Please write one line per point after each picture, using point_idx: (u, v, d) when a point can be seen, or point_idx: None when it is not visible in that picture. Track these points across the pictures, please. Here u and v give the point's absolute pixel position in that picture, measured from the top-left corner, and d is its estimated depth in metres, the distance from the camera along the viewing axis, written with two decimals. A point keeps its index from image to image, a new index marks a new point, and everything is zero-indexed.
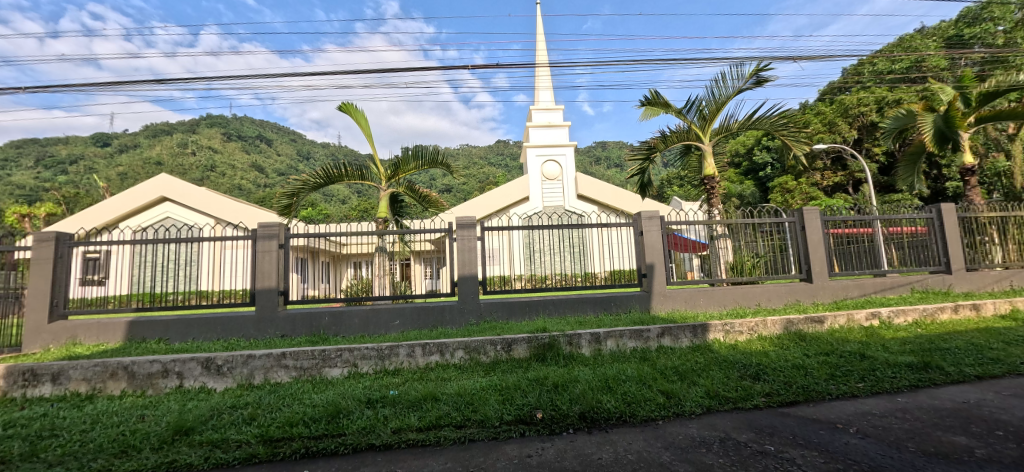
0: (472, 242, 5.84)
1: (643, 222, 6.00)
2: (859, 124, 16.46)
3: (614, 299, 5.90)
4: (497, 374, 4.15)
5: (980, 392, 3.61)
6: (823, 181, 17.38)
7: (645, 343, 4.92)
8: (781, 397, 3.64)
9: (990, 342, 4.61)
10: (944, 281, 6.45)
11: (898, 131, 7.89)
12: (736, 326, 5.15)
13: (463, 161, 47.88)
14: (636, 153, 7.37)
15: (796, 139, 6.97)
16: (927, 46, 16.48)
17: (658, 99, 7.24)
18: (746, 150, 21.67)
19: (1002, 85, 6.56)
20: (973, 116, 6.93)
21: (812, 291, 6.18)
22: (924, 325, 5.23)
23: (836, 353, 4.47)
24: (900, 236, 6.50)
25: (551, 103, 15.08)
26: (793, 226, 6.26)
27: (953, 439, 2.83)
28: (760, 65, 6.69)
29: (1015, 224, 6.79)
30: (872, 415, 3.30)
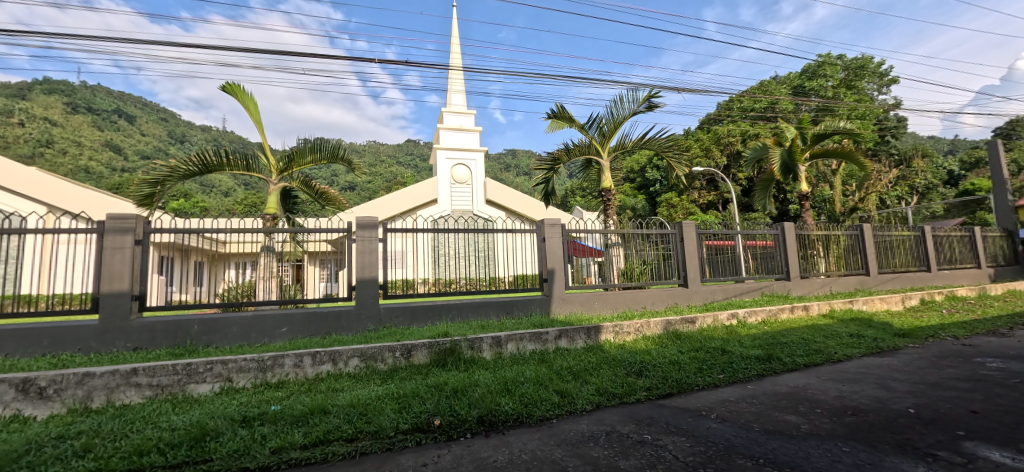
0: (372, 243, 5.51)
1: (547, 229, 6.24)
2: (728, 152, 19.14)
3: (516, 303, 6.01)
4: (394, 382, 3.94)
5: (807, 378, 4.38)
6: (700, 199, 19.86)
7: (544, 345, 5.11)
8: (659, 390, 4.02)
9: (815, 336, 5.64)
10: (785, 286, 7.71)
11: (756, 160, 9.26)
12: (625, 327, 5.59)
13: (370, 158, 45.46)
14: (542, 163, 7.70)
15: (679, 161, 7.83)
16: (779, 91, 19.83)
17: (563, 113, 7.64)
18: (640, 167, 23.92)
19: (829, 129, 8.09)
20: (809, 152, 8.44)
21: (687, 295, 6.97)
22: (769, 323, 6.22)
23: (704, 350, 5.09)
24: (755, 247, 7.66)
25: (463, 107, 15.05)
26: (674, 238, 7.04)
27: (787, 418, 3.37)
28: (653, 91, 7.40)
29: (834, 241, 8.40)
30: (729, 401, 3.80)
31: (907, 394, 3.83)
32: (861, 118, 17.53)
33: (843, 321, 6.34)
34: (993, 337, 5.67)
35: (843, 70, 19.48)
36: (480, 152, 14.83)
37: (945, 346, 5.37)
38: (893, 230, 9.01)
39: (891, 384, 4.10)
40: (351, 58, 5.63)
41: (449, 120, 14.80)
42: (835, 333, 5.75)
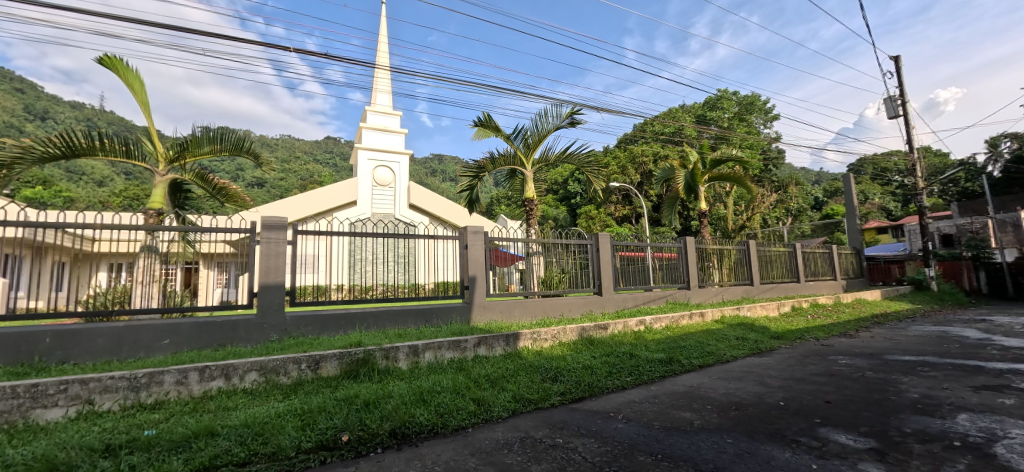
0: (280, 246, 5.06)
1: (470, 236, 6.21)
2: (642, 170, 20.78)
3: (436, 311, 5.88)
4: (298, 396, 3.62)
5: (701, 377, 4.84)
6: (615, 212, 21.26)
7: (462, 353, 5.05)
8: (572, 394, 4.17)
9: (708, 339, 6.27)
10: (685, 295, 8.49)
11: (664, 180, 10.13)
12: (542, 334, 5.74)
13: (282, 153, 41.99)
14: (467, 170, 7.70)
15: (598, 176, 8.30)
16: (686, 119, 22.04)
17: (489, 122, 7.73)
18: (562, 180, 25.06)
19: (724, 156, 9.13)
20: (708, 174, 9.44)
21: (601, 303, 7.39)
22: (671, 328, 6.80)
23: (614, 354, 5.41)
24: (662, 259, 8.33)
25: (389, 107, 14.53)
26: (591, 248, 7.41)
27: (682, 415, 3.67)
28: (575, 109, 7.80)
29: (726, 255, 9.44)
30: (634, 402, 4.05)
31: (779, 389, 4.40)
32: (750, 148, 20.08)
33: (731, 325, 7.13)
34: (842, 338, 6.77)
35: (736, 105, 22.26)
36: (405, 155, 14.41)
37: (809, 346, 6.28)
38: (772, 246, 10.37)
39: (767, 380, 4.69)
40: (263, 44, 5.19)
41: (372, 119, 14.13)
42: (725, 337, 6.44)
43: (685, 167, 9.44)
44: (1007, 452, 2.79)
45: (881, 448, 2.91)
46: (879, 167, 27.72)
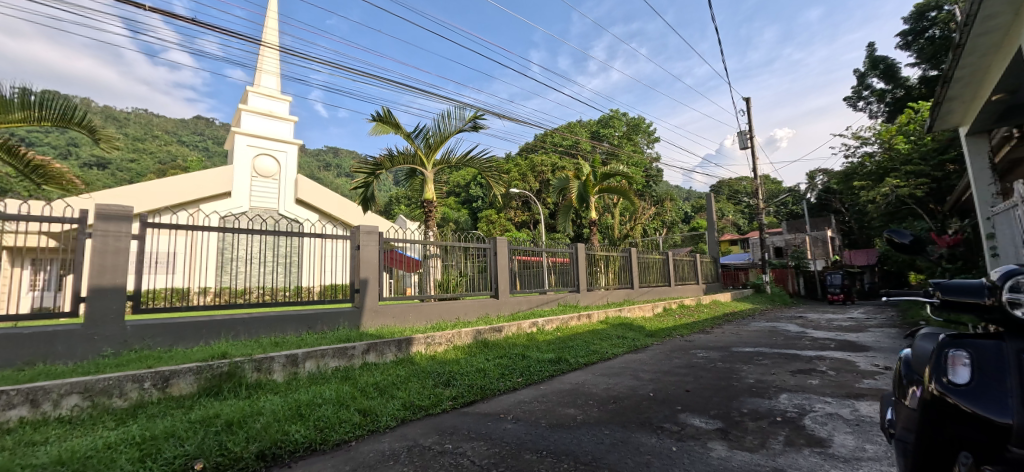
0: (123, 241, 4.23)
1: (363, 236, 5.87)
2: (541, 179, 21.81)
3: (321, 316, 5.41)
4: (138, 422, 3.01)
5: (586, 375, 5.20)
6: (515, 217, 21.98)
7: (349, 361, 4.72)
8: (464, 398, 4.15)
9: (594, 339, 6.78)
10: (575, 297, 9.08)
11: (560, 189, 10.74)
12: (436, 338, 5.67)
13: (134, 130, 35.30)
14: (362, 166, 7.31)
15: (498, 181, 8.48)
16: (582, 133, 23.74)
17: (389, 119, 7.44)
18: (466, 183, 25.17)
19: (612, 171, 10.04)
20: (598, 186, 10.26)
21: (497, 306, 7.53)
22: (562, 329, 7.21)
23: (508, 356, 5.56)
24: (556, 264, 8.81)
25: (274, 90, 12.98)
26: (490, 252, 7.54)
27: (568, 412, 3.89)
28: (477, 113, 7.90)
29: (612, 261, 10.31)
30: (524, 402, 4.18)
31: (649, 381, 4.92)
32: (635, 165, 22.36)
33: (613, 325, 7.80)
34: (701, 334, 7.84)
35: (625, 125, 24.67)
36: (295, 146, 13.13)
37: (675, 342, 7.15)
38: (649, 253, 11.61)
39: (640, 374, 5.22)
40: None
41: (253, 102, 12.50)
42: (608, 336, 7.02)
43: (579, 179, 10.13)
44: (811, 423, 3.49)
45: (725, 427, 3.42)
46: (733, 189, 32.99)
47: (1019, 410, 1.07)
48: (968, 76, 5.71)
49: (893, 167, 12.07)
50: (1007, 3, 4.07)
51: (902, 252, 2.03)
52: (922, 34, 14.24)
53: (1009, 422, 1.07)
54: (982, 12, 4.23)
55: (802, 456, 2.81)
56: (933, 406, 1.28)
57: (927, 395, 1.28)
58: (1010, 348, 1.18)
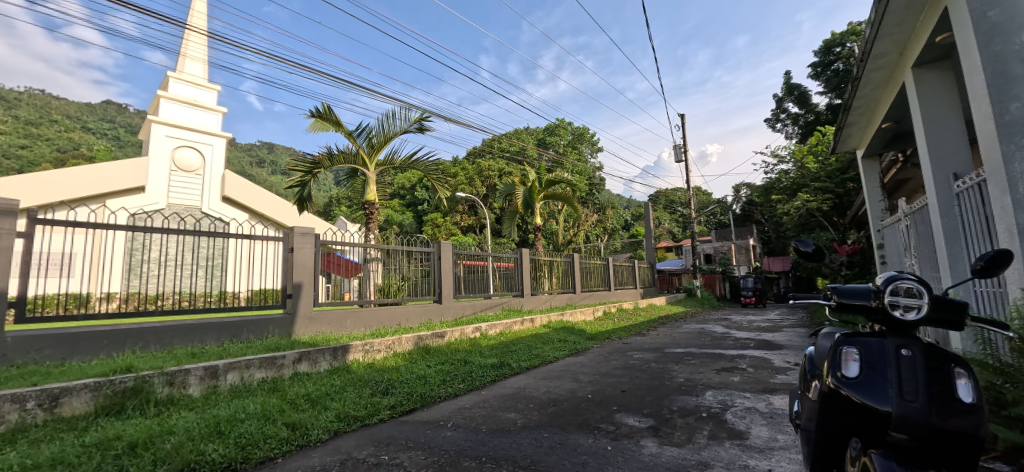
0: (5, 239, 3.64)
1: (297, 238, 5.56)
2: (488, 183, 21.92)
3: (247, 324, 5.01)
4: (15, 449, 2.61)
5: (528, 379, 5.27)
6: (461, 221, 21.88)
7: (278, 371, 4.43)
8: (402, 407, 4.03)
9: (536, 343, 6.90)
10: (519, 302, 9.19)
11: (507, 195, 10.85)
12: (375, 345, 5.50)
13: (25, 112, 30.90)
14: (298, 164, 6.92)
15: (443, 185, 8.39)
16: (529, 140, 24.18)
17: (330, 115, 7.12)
18: (411, 186, 24.75)
19: (557, 178, 10.32)
20: (542, 193, 10.50)
21: (440, 311, 7.43)
22: (505, 334, 7.27)
23: (449, 362, 5.51)
24: (501, 268, 8.88)
25: (199, 78, 12.07)
26: (433, 256, 7.44)
27: (508, 416, 3.91)
28: (423, 115, 7.79)
29: (555, 266, 10.56)
30: (465, 408, 4.14)
31: (588, 383, 5.09)
32: (579, 173, 23.15)
33: (555, 329, 7.98)
34: (637, 336, 8.24)
35: (570, 135, 25.48)
36: (223, 139, 12.13)
37: (614, 344, 7.47)
38: (591, 259, 12.03)
39: (580, 377, 5.38)
40: None
41: (173, 88, 11.56)
42: (550, 340, 7.17)
43: (524, 185, 10.31)
44: (732, 417, 3.78)
45: (656, 425, 3.61)
46: (668, 199, 35.09)
47: (898, 399, 1.36)
48: (863, 106, 6.53)
49: (804, 184, 13.47)
50: (894, 45, 4.71)
51: (805, 260, 2.29)
52: (829, 66, 16.04)
53: (889, 410, 1.36)
54: (874, 51, 4.85)
55: (724, 448, 3.04)
56: (831, 397, 1.54)
57: (826, 389, 1.55)
58: (888, 345, 1.50)
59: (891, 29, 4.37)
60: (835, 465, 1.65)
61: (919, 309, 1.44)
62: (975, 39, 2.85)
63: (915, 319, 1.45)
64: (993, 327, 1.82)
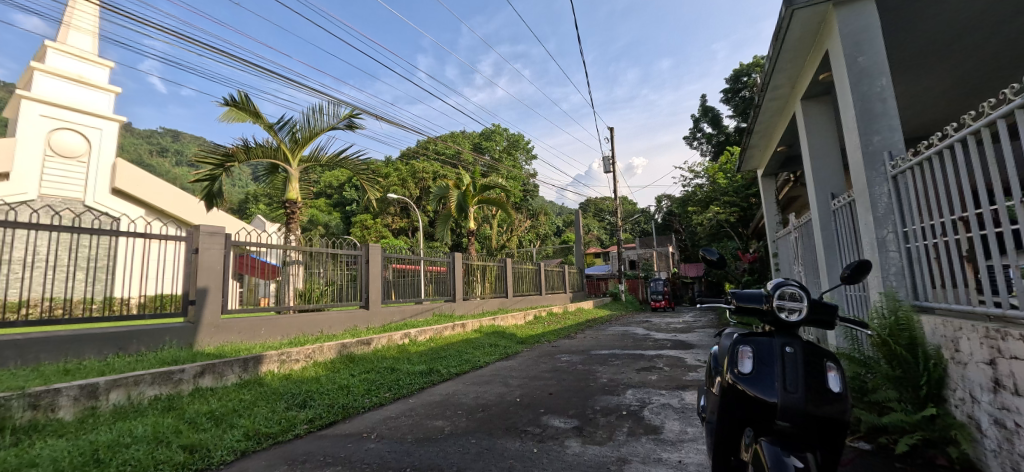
0: None
1: (204, 238, 5.03)
2: (422, 185, 21.52)
3: (138, 334, 4.42)
4: None
5: (457, 384, 5.23)
6: (393, 223, 21.23)
7: (175, 388, 3.96)
8: (321, 420, 3.78)
9: (467, 348, 6.88)
10: (451, 306, 9.10)
11: (441, 198, 10.75)
12: (293, 355, 5.14)
13: None
14: (208, 156, 6.26)
15: (373, 186, 8.10)
16: (465, 144, 24.16)
17: (247, 105, 6.56)
18: (340, 185, 23.85)
19: (491, 183, 10.42)
20: (476, 197, 10.53)
21: (368, 317, 7.12)
22: (435, 339, 7.16)
23: (375, 370, 5.30)
24: (432, 273, 8.75)
25: (85, 51, 10.48)
26: (361, 259, 7.12)
27: (436, 424, 3.85)
28: (353, 112, 7.47)
29: (488, 271, 10.61)
30: (390, 418, 4.00)
31: (517, 387, 5.18)
32: (514, 179, 23.56)
33: (486, 334, 8.02)
34: (565, 339, 8.54)
35: (506, 140, 25.89)
36: (116, 123, 10.69)
37: (543, 348, 7.67)
38: (523, 263, 12.26)
39: (509, 381, 5.45)
40: None
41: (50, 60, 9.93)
42: (480, 345, 7.19)
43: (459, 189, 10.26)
44: (649, 413, 4.06)
45: (580, 425, 3.76)
46: (598, 208, 36.90)
47: (782, 391, 1.56)
48: (762, 131, 7.38)
49: (715, 197, 14.88)
50: (787, 79, 5.40)
51: (711, 268, 2.55)
52: (737, 93, 17.89)
53: (774, 400, 1.56)
54: (772, 84, 5.52)
55: (640, 443, 3.25)
56: (729, 390, 1.72)
57: (725, 383, 1.74)
58: (775, 344, 1.71)
59: (786, 65, 4.99)
60: (734, 455, 1.85)
61: (800, 311, 1.67)
62: (847, 80, 3.43)
63: (797, 320, 1.68)
64: (860, 328, 2.14)
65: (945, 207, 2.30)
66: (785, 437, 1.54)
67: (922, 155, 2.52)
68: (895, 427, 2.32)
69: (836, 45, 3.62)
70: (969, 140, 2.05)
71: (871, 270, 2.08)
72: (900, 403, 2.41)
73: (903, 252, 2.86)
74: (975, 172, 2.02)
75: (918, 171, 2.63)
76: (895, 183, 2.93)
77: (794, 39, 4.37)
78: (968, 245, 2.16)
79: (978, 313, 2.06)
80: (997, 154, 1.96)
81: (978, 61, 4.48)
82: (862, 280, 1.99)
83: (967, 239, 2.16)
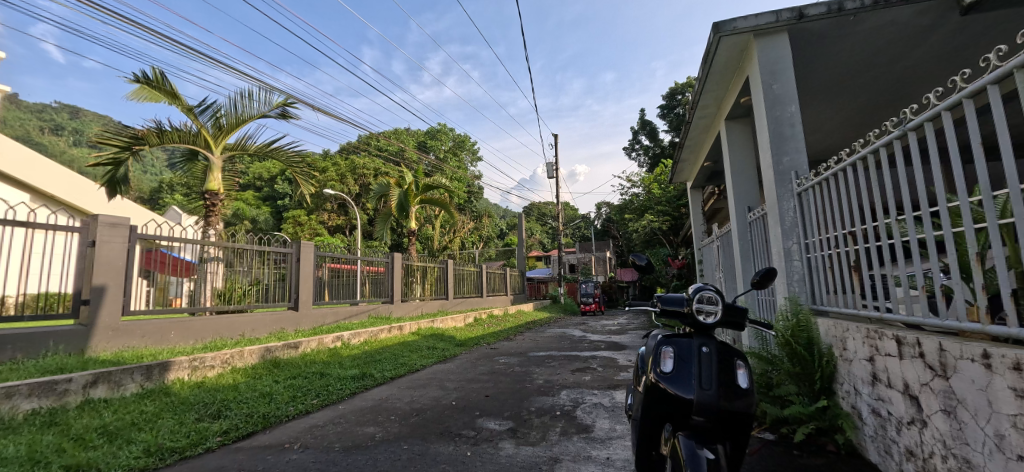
0: None
1: (103, 230, 4.48)
2: (361, 182, 20.72)
3: (14, 339, 3.83)
4: None
5: (391, 389, 5.09)
6: (329, 221, 20.21)
7: (59, 400, 3.47)
8: (238, 432, 3.50)
9: (403, 351, 6.72)
10: (388, 308, 8.85)
11: (381, 195, 10.42)
12: (207, 360, 4.72)
13: None
14: (112, 136, 5.53)
15: (308, 180, 7.67)
16: (409, 142, 23.64)
17: (163, 84, 5.95)
18: (271, 177, 22.28)
19: (434, 183, 10.28)
20: (419, 197, 10.32)
21: (296, 320, 6.71)
22: (369, 342, 6.91)
23: (302, 376, 5.01)
24: (369, 273, 8.45)
25: None
26: (291, 258, 6.70)
27: (367, 431, 3.71)
28: (287, 100, 7.03)
29: (428, 272, 10.44)
30: (316, 426, 3.80)
31: (453, 390, 5.14)
32: (458, 180, 23.42)
33: (424, 337, 7.88)
34: (504, 342, 8.62)
35: (451, 141, 25.69)
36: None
37: (482, 350, 7.69)
38: (465, 265, 12.20)
39: (446, 384, 5.40)
40: None
41: None
42: (417, 348, 7.06)
43: (400, 188, 10.02)
44: (581, 413, 4.21)
45: (514, 426, 3.82)
46: (541, 212, 37.66)
47: (698, 388, 1.71)
48: (692, 146, 7.96)
49: (649, 206, 15.79)
50: (714, 100, 5.87)
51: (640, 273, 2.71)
52: (672, 110, 19.13)
53: (691, 397, 1.70)
54: (701, 103, 5.97)
55: (571, 442, 3.36)
56: (653, 389, 1.84)
57: (649, 383, 1.86)
58: (693, 345, 1.86)
59: (713, 87, 5.43)
60: (655, 450, 1.98)
61: (716, 314, 1.83)
62: (764, 105, 3.80)
63: (713, 322, 1.84)
64: (768, 329, 2.39)
65: (839, 223, 2.64)
66: (700, 431, 1.68)
67: (822, 176, 2.88)
68: (794, 418, 2.62)
69: (755, 73, 4.00)
70: (859, 166, 2.38)
71: (778, 276, 2.33)
72: (799, 396, 2.72)
73: (805, 261, 3.23)
74: (864, 193, 2.35)
75: (819, 190, 3.00)
76: (800, 199, 3.31)
77: (721, 64, 4.76)
78: (855, 255, 2.52)
79: (862, 316, 2.38)
80: (879, 179, 2.29)
81: (866, 97, 5.20)
82: (770, 285, 2.23)
83: (855, 251, 2.50)
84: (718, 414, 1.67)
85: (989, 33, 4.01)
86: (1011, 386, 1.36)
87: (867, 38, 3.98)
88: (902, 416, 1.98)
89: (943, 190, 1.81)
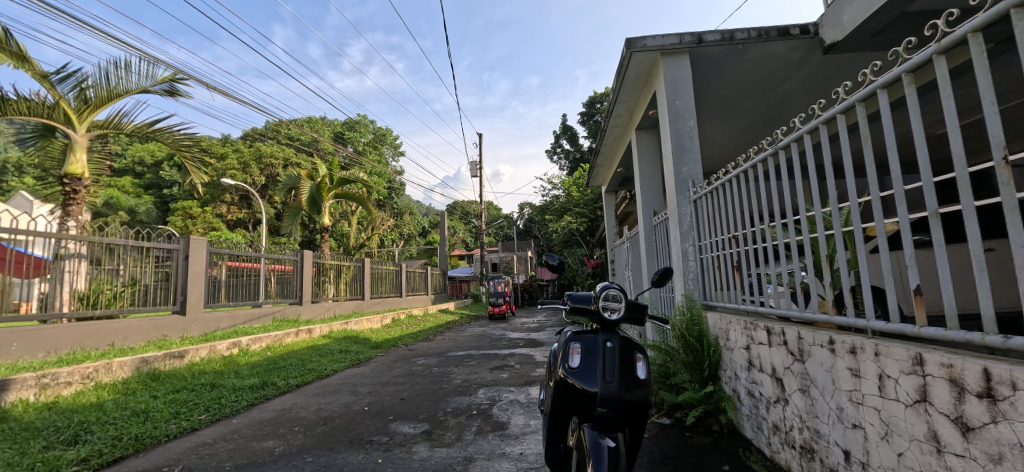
0: None
1: None
2: (268, 172, 18.98)
3: None
4: None
5: (296, 397, 4.75)
6: (228, 214, 18.23)
7: None
8: (102, 458, 3.03)
9: (312, 356, 6.31)
10: (296, 310, 8.26)
11: (290, 188, 9.62)
12: (62, 377, 4.01)
13: None
14: None
15: (200, 168, 6.82)
16: (324, 131, 22.13)
17: (6, 43, 4.92)
18: (155, 162, 19.49)
19: (350, 177, 9.75)
20: (333, 191, 9.70)
21: (183, 326, 5.94)
22: (272, 348, 6.37)
23: (188, 389, 4.48)
24: (274, 272, 7.77)
25: None
26: (177, 255, 5.94)
27: (264, 445, 3.43)
28: (174, 75, 6.21)
29: (342, 271, 9.89)
30: (204, 445, 3.42)
31: (366, 395, 4.94)
32: (378, 175, 22.47)
33: (336, 340, 7.46)
34: (422, 342, 8.47)
35: (372, 133, 24.55)
36: None
37: (399, 352, 7.48)
38: (383, 264, 11.76)
39: (358, 389, 5.17)
40: None
41: None
42: (328, 352, 6.68)
43: (312, 180, 9.35)
44: (498, 410, 4.30)
45: (429, 429, 3.79)
46: (464, 211, 37.47)
47: (602, 381, 1.86)
48: (607, 152, 8.48)
49: (569, 208, 16.53)
50: (627, 110, 6.31)
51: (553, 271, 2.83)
52: (591, 117, 20.24)
53: (595, 390, 1.84)
54: (615, 112, 6.38)
55: (486, 441, 3.42)
56: (561, 384, 1.97)
57: (558, 378, 1.98)
58: (599, 339, 2.01)
59: (626, 98, 5.83)
60: (563, 442, 2.12)
61: (619, 310, 1.99)
62: (668, 118, 4.17)
63: (617, 317, 1.99)
64: (665, 323, 2.65)
65: (726, 228, 3.01)
66: (603, 421, 1.84)
67: (713, 185, 3.25)
68: (687, 403, 2.92)
69: (661, 89, 4.37)
70: (742, 178, 2.73)
71: (674, 276, 2.58)
72: (691, 382, 3.04)
73: (699, 261, 3.64)
74: (746, 202, 2.70)
75: (711, 198, 3.38)
76: (696, 206, 3.70)
77: (633, 78, 5.13)
78: (738, 256, 2.90)
79: (743, 310, 2.75)
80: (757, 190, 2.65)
81: (751, 117, 5.95)
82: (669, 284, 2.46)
83: (738, 253, 2.88)
84: (619, 405, 1.83)
85: (842, 71, 4.80)
86: (849, 367, 1.67)
87: (753, 66, 4.55)
88: (770, 396, 2.32)
89: (804, 202, 2.15)
